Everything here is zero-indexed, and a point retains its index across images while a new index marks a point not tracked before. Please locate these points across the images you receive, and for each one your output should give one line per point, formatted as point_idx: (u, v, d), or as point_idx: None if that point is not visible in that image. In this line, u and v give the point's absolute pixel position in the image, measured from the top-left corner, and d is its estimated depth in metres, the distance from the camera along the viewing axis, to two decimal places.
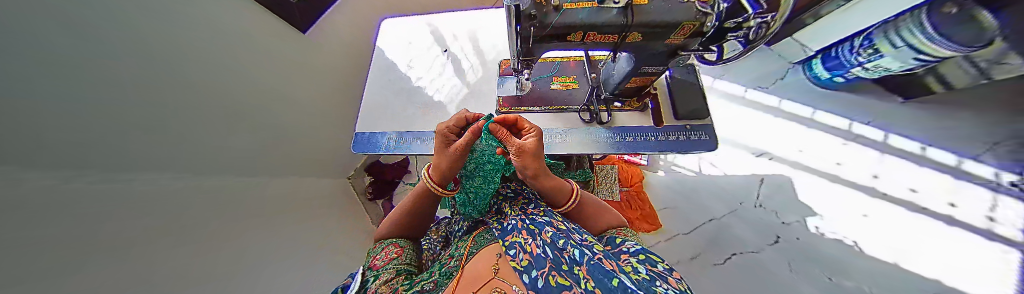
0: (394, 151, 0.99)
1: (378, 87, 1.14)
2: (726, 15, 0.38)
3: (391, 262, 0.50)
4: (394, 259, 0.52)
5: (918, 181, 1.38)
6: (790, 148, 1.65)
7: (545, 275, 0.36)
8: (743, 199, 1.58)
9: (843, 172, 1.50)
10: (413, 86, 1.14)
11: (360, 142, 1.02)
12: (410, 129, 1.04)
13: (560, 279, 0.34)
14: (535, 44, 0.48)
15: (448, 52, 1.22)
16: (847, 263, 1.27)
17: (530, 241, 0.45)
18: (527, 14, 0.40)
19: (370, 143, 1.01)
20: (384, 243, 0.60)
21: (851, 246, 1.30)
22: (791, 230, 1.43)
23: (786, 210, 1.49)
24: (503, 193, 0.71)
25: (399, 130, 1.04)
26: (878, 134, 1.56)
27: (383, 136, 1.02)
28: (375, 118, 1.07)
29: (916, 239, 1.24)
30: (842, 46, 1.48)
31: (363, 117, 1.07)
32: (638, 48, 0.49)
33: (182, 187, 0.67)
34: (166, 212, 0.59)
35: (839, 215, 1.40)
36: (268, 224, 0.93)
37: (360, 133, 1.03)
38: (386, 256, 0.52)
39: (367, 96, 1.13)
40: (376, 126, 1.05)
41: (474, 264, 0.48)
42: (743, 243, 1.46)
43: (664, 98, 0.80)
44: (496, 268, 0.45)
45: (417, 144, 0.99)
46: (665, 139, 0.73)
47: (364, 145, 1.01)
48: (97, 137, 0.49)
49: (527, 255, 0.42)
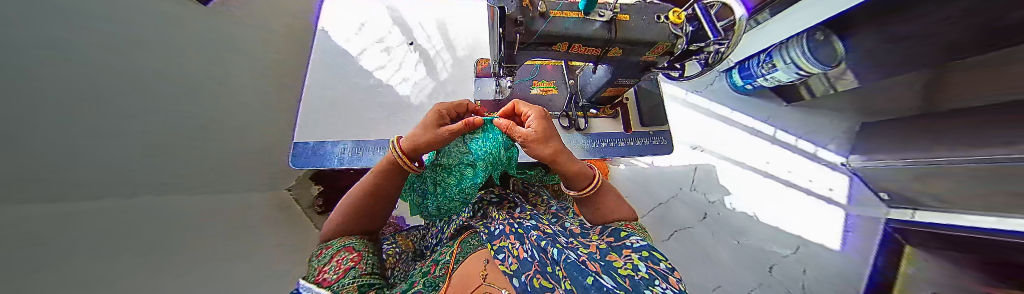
0: (350, 164, 0.85)
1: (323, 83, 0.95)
2: (694, 38, 0.45)
3: (349, 272, 0.42)
4: (353, 268, 0.43)
5: (795, 165, 1.85)
6: (716, 143, 1.99)
7: (532, 279, 0.39)
8: (683, 185, 1.89)
9: (749, 160, 1.91)
10: (370, 84, 0.99)
11: (301, 155, 0.84)
12: (368, 137, 0.90)
13: (543, 281, 0.39)
14: (520, 52, 0.45)
15: (414, 44, 1.10)
16: (749, 226, 1.74)
17: (518, 245, 0.47)
18: (512, 18, 0.36)
19: (315, 155, 0.85)
20: (334, 245, 0.50)
21: (751, 216, 1.77)
22: (715, 207, 1.80)
23: (713, 191, 1.85)
24: (488, 197, 0.70)
25: (353, 139, 0.89)
26: (770, 129, 1.96)
27: (332, 147, 0.87)
28: (323, 119, 0.90)
29: (784, 204, 1.76)
30: (752, 61, 1.78)
31: (302, 121, 0.88)
32: (616, 62, 0.50)
33: (77, 199, 0.49)
34: (75, 233, 0.45)
35: (746, 193, 1.81)
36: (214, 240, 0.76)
37: (300, 143, 0.85)
38: (341, 267, 0.42)
39: (309, 90, 0.93)
40: (323, 129, 0.89)
41: (462, 274, 0.51)
42: (685, 220, 1.78)
43: (635, 106, 0.86)
44: (484, 273, 0.49)
45: (379, 155, 0.86)
46: (636, 144, 0.82)
47: (308, 160, 0.84)
48: (7, 119, 0.37)
49: (515, 259, 0.44)
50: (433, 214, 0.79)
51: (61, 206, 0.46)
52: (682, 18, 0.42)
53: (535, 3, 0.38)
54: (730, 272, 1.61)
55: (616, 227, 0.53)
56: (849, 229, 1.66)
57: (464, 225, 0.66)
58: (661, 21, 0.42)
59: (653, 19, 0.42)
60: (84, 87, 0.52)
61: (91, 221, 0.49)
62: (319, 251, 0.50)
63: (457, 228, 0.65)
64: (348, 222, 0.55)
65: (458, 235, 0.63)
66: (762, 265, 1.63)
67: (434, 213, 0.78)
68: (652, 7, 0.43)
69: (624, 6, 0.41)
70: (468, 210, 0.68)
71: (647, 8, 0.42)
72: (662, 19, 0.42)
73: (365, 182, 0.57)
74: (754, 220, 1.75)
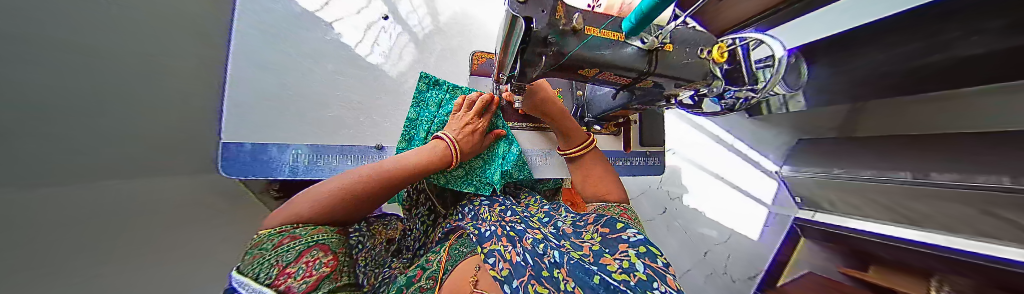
0: (309, 175, 0.74)
1: (259, 65, 0.75)
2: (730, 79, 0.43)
3: (325, 282, 0.31)
4: (328, 277, 0.33)
5: (744, 172, 2.13)
6: (687, 148, 2.14)
7: (525, 285, 0.32)
8: (652, 183, 2.08)
9: (710, 165, 2.14)
10: (330, 72, 0.83)
11: (234, 163, 0.69)
12: (330, 143, 0.79)
13: (538, 286, 0.31)
14: (540, 72, 0.36)
15: (388, 20, 0.95)
16: (697, 218, 2.04)
17: (511, 248, 0.42)
18: (539, 37, 0.29)
19: (257, 162, 0.71)
20: (303, 235, 0.36)
21: (700, 212, 2.06)
22: (673, 203, 2.06)
23: (675, 189, 2.09)
24: (478, 199, 0.63)
25: (309, 144, 0.77)
26: (731, 139, 2.16)
27: (282, 153, 0.73)
28: (278, 104, 0.76)
29: (727, 203, 2.08)
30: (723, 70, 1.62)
31: (230, 115, 0.70)
32: (640, 89, 0.47)
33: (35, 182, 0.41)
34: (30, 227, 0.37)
35: (700, 193, 2.09)
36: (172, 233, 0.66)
37: (230, 144, 0.69)
38: (311, 275, 0.31)
39: (257, 59, 0.75)
40: (277, 130, 0.75)
41: (451, 283, 0.42)
42: (647, 214, 2.00)
43: (636, 128, 0.89)
44: (475, 279, 0.40)
45: (348, 163, 0.78)
46: (630, 163, 0.88)
47: (247, 167, 0.70)
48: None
49: (507, 264, 0.38)
50: (412, 218, 0.71)
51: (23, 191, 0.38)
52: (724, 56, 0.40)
53: (570, 16, 0.30)
54: (673, 255, 1.91)
55: (612, 217, 0.49)
56: (767, 224, 2.03)
57: (453, 228, 0.61)
58: (704, 57, 0.40)
59: (697, 53, 0.39)
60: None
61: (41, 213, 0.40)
62: (268, 239, 0.34)
63: (447, 231, 0.61)
64: (339, 209, 0.43)
65: (448, 239, 0.58)
66: (699, 250, 1.95)
67: (415, 217, 0.71)
68: (694, 37, 0.39)
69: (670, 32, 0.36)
70: (460, 213, 0.63)
71: (690, 39, 0.38)
72: (705, 54, 0.40)
73: (393, 168, 0.51)
74: (702, 217, 2.04)
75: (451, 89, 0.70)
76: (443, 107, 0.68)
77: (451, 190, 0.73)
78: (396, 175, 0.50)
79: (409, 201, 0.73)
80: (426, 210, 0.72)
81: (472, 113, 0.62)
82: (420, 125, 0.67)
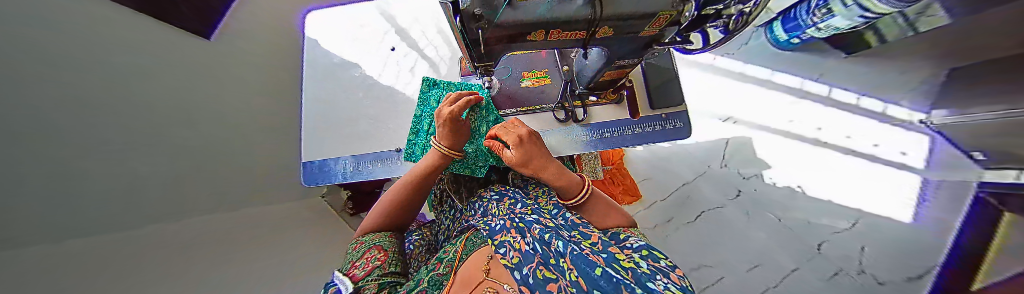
0: (355, 178, 0.91)
1: (317, 108, 1.00)
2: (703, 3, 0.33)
3: (375, 270, 0.40)
4: (378, 267, 0.41)
5: (852, 129, 1.59)
6: (752, 110, 1.75)
7: (534, 270, 0.31)
8: (711, 162, 1.72)
9: (793, 128, 1.68)
10: (359, 101, 1.02)
11: (310, 173, 0.93)
12: (364, 152, 0.95)
13: (546, 268, 0.31)
14: (487, 50, 0.42)
15: (396, 50, 1.12)
16: (792, 202, 1.57)
17: (519, 239, 0.42)
18: (470, 13, 0.32)
19: (323, 173, 0.93)
20: (366, 241, 0.49)
21: (796, 190, 1.58)
22: (750, 184, 1.65)
23: (748, 167, 1.68)
24: (487, 196, 0.66)
25: (350, 155, 0.94)
26: (824, 88, 1.68)
27: (336, 165, 0.93)
28: (329, 138, 0.96)
29: (826, 171, 1.57)
30: (799, 7, 1.42)
31: (305, 142, 0.96)
32: (608, 43, 0.44)
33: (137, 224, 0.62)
34: (134, 254, 0.54)
35: (789, 165, 1.63)
36: (256, 245, 0.88)
37: (308, 162, 0.94)
38: (368, 265, 0.40)
39: (307, 107, 1.00)
40: (325, 150, 0.95)
41: (465, 270, 0.46)
42: (711, 201, 1.65)
43: (641, 90, 0.83)
44: (487, 269, 0.43)
45: (379, 166, 0.92)
46: (645, 131, 0.80)
47: (316, 175, 0.93)
48: (20, 177, 0.41)
49: (517, 252, 0.39)
50: (440, 215, 0.81)
51: (112, 237, 0.55)
52: None
53: None
54: (763, 250, 1.49)
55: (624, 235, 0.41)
56: (923, 199, 1.36)
57: (468, 226, 0.63)
58: None
59: None
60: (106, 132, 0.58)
61: (143, 239, 0.59)
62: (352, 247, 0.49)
63: (463, 229, 0.65)
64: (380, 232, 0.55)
65: (462, 236, 0.62)
66: (806, 243, 1.46)
67: (441, 214, 0.80)
68: None
69: None
70: (472, 210, 0.66)
71: None
72: None
73: (398, 185, 0.57)
74: (798, 195, 1.57)
75: (446, 86, 0.77)
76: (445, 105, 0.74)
77: (465, 187, 0.79)
78: (396, 200, 0.56)
79: (437, 199, 0.84)
80: (449, 207, 0.79)
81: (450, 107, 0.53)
82: (424, 119, 0.76)
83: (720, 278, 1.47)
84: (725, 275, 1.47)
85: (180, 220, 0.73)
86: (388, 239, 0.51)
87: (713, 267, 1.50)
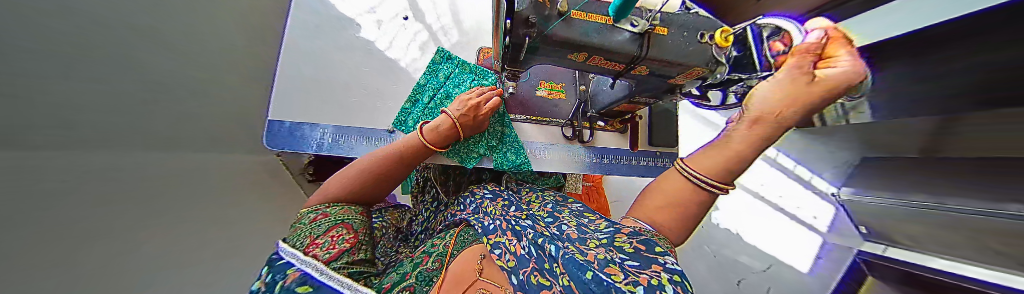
0: (330, 152, 0.74)
1: (302, 50, 0.86)
2: (735, 69, 0.40)
3: (342, 255, 0.34)
4: (347, 252, 0.36)
5: (786, 190, 1.89)
6: None
7: (529, 275, 0.32)
8: None
9: (744, 180, 1.93)
10: (355, 66, 0.92)
11: (277, 135, 0.74)
12: (352, 125, 0.81)
13: (541, 279, 0.31)
14: (525, 56, 0.40)
15: (408, 20, 1.06)
16: (730, 243, 1.81)
17: (516, 242, 0.41)
18: (523, 17, 0.32)
19: (293, 137, 0.75)
20: (331, 214, 0.42)
21: (734, 234, 1.83)
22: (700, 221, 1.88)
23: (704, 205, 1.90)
24: (480, 193, 0.64)
25: (337, 124, 0.80)
26: (773, 153, 1.95)
27: (313, 131, 0.77)
28: (292, 100, 0.80)
29: (761, 222, 1.84)
30: None
31: (276, 99, 0.78)
32: (639, 78, 0.47)
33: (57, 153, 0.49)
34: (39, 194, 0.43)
35: (735, 212, 1.87)
36: (182, 201, 0.74)
37: (275, 121, 0.75)
38: (334, 247, 0.35)
39: (284, 56, 0.83)
40: (309, 110, 0.80)
41: (457, 265, 0.45)
42: None
43: (644, 124, 0.87)
44: (479, 268, 0.42)
45: (364, 145, 0.77)
46: (637, 164, 0.85)
47: (283, 140, 0.74)
48: None
49: (513, 256, 0.38)
50: (419, 204, 0.77)
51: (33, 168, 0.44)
52: (729, 41, 0.39)
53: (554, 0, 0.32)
54: (703, 283, 1.65)
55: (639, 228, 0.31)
56: (820, 256, 1.68)
57: (456, 220, 0.61)
58: (707, 42, 0.39)
59: (697, 38, 0.39)
60: (40, 35, 0.46)
61: (59, 169, 0.47)
62: (310, 217, 0.42)
63: (451, 222, 0.62)
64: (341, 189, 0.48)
65: (451, 229, 0.60)
66: (731, 277, 1.70)
67: (421, 203, 0.76)
68: (693, 22, 0.39)
69: (664, 16, 0.36)
70: (462, 205, 0.64)
71: (689, 22, 0.38)
72: (708, 39, 0.39)
73: (375, 153, 0.53)
74: (736, 238, 1.81)
75: (461, 65, 0.78)
76: (458, 86, 0.74)
77: (454, 181, 0.76)
78: (368, 169, 0.51)
79: (418, 187, 0.81)
80: (429, 198, 0.76)
81: (478, 98, 0.62)
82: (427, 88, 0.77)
83: None
84: None
85: (108, 151, 0.59)
86: (358, 217, 0.45)
87: None
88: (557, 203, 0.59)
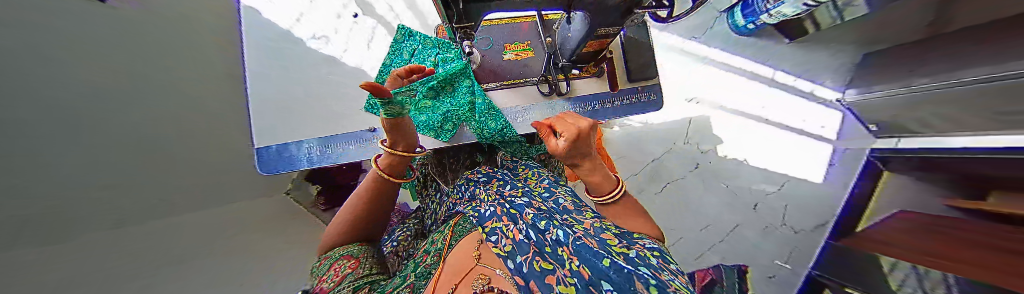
0: (324, 162, 0.83)
1: (271, 82, 0.86)
2: None
3: (346, 277, 0.38)
4: (349, 273, 0.39)
5: (790, 108, 1.85)
6: (711, 90, 1.94)
7: (529, 262, 0.31)
8: (677, 139, 1.91)
9: (742, 106, 1.90)
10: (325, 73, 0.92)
11: (267, 162, 0.81)
12: (334, 134, 0.85)
13: (543, 263, 0.29)
14: (467, 6, 0.42)
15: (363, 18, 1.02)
16: (739, 173, 1.81)
17: (512, 227, 0.42)
18: None
19: (284, 160, 0.82)
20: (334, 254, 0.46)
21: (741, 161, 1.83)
22: (707, 157, 1.86)
23: (706, 141, 1.89)
24: (475, 178, 0.65)
25: (317, 138, 0.84)
26: (769, 72, 1.90)
27: (299, 150, 0.83)
28: (273, 126, 0.83)
29: (768, 144, 1.82)
30: None
31: (256, 126, 0.83)
32: (591, 7, 0.46)
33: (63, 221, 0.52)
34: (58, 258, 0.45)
35: (739, 141, 1.86)
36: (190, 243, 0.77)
37: (263, 148, 0.82)
38: (336, 275, 0.38)
39: (252, 85, 0.85)
40: (293, 131, 0.84)
41: (454, 258, 0.45)
42: (676, 174, 1.85)
43: (620, 64, 0.85)
44: (478, 254, 0.43)
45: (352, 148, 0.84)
46: (622, 103, 0.84)
47: (273, 162, 0.82)
48: None
49: (510, 241, 0.39)
50: (427, 197, 0.80)
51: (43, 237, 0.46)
52: None
53: None
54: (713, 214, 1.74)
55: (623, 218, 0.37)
56: (832, 163, 1.70)
57: (455, 211, 0.64)
58: None
59: None
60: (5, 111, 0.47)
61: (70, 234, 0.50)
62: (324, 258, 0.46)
63: (451, 214, 0.65)
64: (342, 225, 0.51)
65: (451, 221, 0.62)
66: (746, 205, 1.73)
67: (428, 197, 0.80)
68: None
69: None
70: (458, 194, 0.66)
71: None
72: None
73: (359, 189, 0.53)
74: (744, 166, 1.82)
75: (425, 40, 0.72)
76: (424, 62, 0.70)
77: (449, 168, 0.80)
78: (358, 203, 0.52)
79: (421, 182, 0.83)
80: (434, 190, 0.79)
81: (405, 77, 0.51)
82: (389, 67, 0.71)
83: (680, 239, 1.71)
84: (684, 236, 1.72)
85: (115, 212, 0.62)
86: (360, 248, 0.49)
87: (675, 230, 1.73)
88: (553, 181, 0.61)
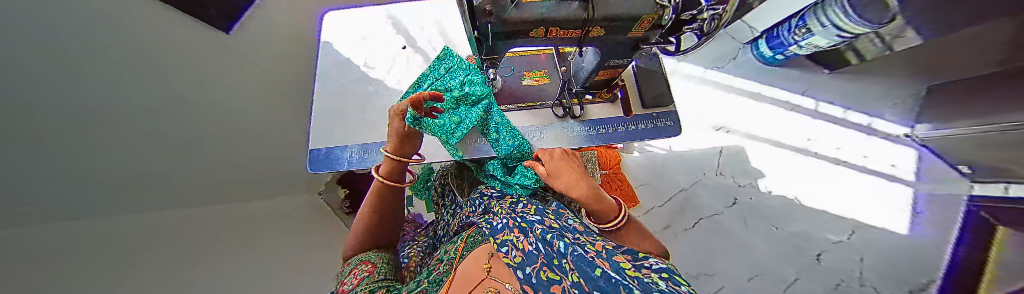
0: (358, 165, 0.92)
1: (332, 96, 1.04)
2: (681, 8, 0.40)
3: (363, 280, 0.42)
4: (367, 276, 0.44)
5: (841, 141, 1.66)
6: (740, 119, 1.83)
7: (537, 271, 0.27)
8: (706, 169, 1.76)
9: (782, 138, 1.74)
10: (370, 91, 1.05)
11: (317, 160, 0.93)
12: (372, 141, 0.96)
13: (550, 274, 0.25)
14: (495, 43, 0.50)
15: (409, 47, 1.15)
16: (788, 214, 1.57)
17: (523, 238, 0.39)
18: (482, 9, 0.40)
19: (328, 160, 0.94)
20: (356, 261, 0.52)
21: (791, 200, 1.59)
22: (745, 191, 1.67)
23: (742, 174, 1.71)
24: (489, 192, 0.67)
25: (360, 143, 0.96)
26: (810, 103, 1.77)
27: (343, 152, 0.94)
28: (328, 131, 0.98)
29: (820, 182, 1.60)
30: (781, 26, 1.59)
31: (314, 131, 0.98)
32: (601, 42, 0.51)
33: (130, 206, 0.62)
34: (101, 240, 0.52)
35: (783, 176, 1.66)
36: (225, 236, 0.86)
37: (315, 150, 0.94)
38: (356, 277, 0.43)
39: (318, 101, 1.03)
40: (340, 136, 0.97)
41: (466, 266, 0.46)
42: (708, 208, 1.67)
43: (633, 90, 0.89)
44: (489, 267, 0.41)
45: (383, 155, 0.93)
46: (636, 128, 0.84)
47: (322, 163, 0.93)
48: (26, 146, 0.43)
49: (521, 251, 0.35)
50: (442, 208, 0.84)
51: (89, 223, 0.53)
52: None
53: None
54: (762, 261, 1.47)
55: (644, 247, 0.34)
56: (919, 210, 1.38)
57: (468, 222, 0.64)
58: None
59: None
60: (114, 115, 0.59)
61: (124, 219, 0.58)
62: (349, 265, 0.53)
63: (464, 225, 0.66)
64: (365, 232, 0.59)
65: (464, 232, 0.63)
66: (804, 253, 1.44)
67: (443, 208, 0.84)
68: None
69: None
70: (473, 206, 0.67)
71: None
72: None
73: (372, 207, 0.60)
74: (794, 205, 1.58)
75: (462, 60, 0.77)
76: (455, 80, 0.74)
77: (468, 181, 0.83)
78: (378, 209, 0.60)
79: (438, 193, 0.90)
80: (450, 201, 0.82)
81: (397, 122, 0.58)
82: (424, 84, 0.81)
83: (721, 289, 1.44)
84: (725, 285, 1.44)
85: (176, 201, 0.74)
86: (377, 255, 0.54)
87: (714, 276, 1.47)
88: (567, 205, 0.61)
